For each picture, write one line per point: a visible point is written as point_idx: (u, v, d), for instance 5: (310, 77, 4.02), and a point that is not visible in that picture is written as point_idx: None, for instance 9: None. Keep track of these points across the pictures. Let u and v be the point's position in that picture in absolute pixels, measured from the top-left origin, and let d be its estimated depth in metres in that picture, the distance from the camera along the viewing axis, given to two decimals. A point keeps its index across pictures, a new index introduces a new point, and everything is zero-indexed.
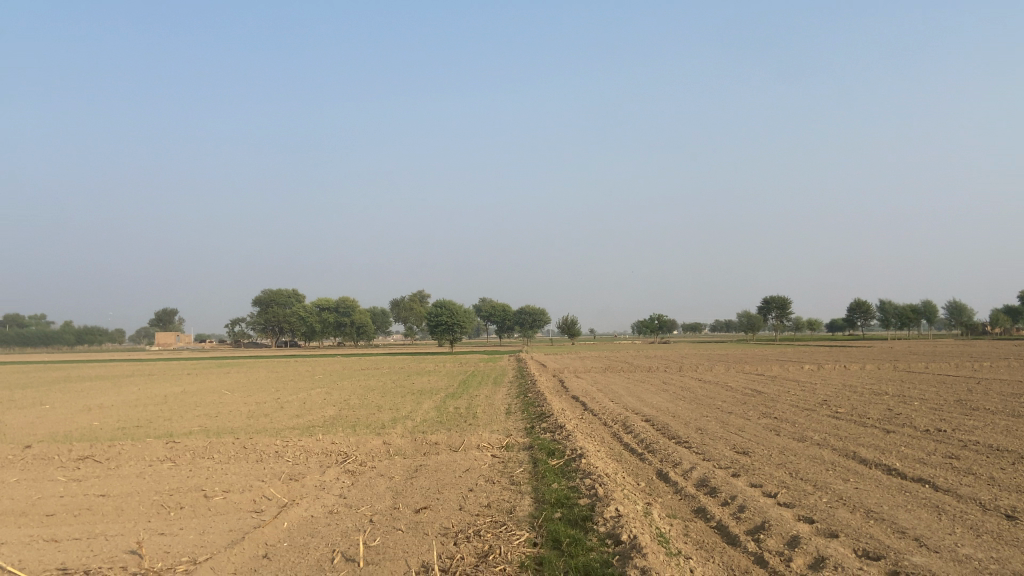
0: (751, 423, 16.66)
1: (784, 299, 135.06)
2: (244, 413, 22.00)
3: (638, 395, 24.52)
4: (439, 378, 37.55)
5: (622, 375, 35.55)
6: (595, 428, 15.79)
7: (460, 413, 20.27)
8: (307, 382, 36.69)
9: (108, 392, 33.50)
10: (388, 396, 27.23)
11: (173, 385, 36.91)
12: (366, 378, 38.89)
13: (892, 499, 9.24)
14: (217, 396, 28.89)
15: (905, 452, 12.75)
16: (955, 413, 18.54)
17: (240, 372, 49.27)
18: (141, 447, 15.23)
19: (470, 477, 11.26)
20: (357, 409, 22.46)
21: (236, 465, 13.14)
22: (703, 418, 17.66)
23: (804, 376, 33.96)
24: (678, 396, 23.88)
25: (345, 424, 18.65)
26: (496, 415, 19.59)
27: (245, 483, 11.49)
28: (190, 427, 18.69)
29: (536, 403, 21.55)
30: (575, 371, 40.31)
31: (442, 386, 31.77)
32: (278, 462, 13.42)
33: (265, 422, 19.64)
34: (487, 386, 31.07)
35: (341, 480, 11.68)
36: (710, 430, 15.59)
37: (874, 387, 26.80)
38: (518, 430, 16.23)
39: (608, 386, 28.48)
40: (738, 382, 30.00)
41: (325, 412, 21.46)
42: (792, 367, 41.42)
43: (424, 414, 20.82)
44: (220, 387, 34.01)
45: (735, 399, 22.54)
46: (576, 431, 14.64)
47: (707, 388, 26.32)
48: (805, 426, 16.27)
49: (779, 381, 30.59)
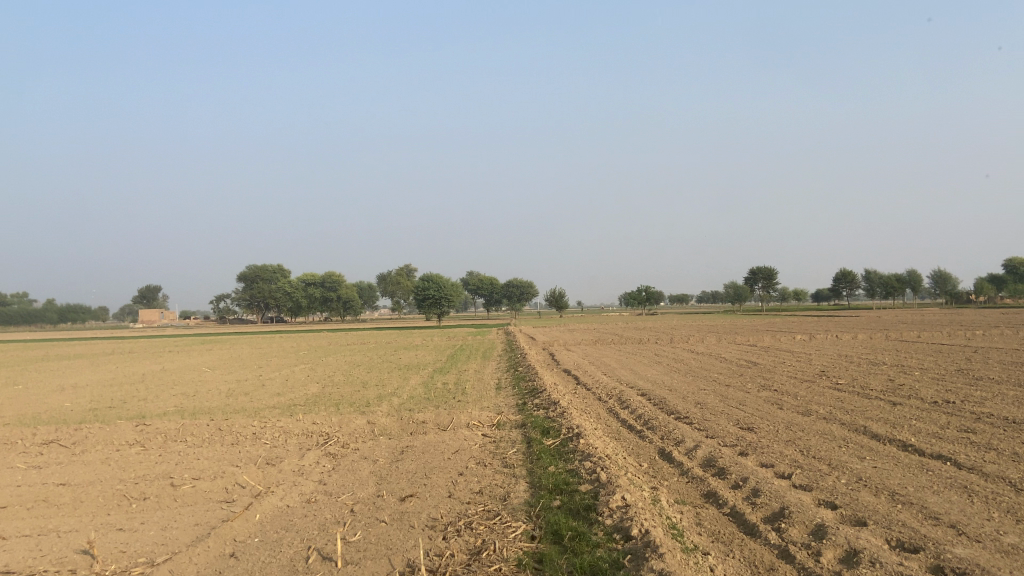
0: (752, 396, 16.01)
1: (771, 269, 135.02)
2: (224, 392, 21.17)
3: (631, 368, 23.89)
4: (426, 352, 36.82)
5: (614, 348, 34.85)
6: (590, 404, 15.06)
7: (448, 389, 19.54)
8: (291, 358, 35.80)
9: (85, 371, 32.51)
10: (374, 372, 26.46)
11: (153, 363, 35.88)
12: (352, 354, 38.12)
13: (916, 480, 8.57)
14: (198, 374, 28.03)
15: (917, 425, 12.12)
16: (959, 383, 17.98)
17: (223, 349, 48.28)
18: (110, 430, 14.39)
19: (459, 460, 10.49)
20: (342, 386, 21.68)
21: (210, 449, 12.31)
22: (701, 391, 16.99)
23: (797, 346, 33.45)
24: (673, 369, 23.28)
25: (328, 402, 17.87)
26: (485, 391, 18.87)
27: (218, 470, 10.67)
28: (164, 408, 17.85)
29: (527, 378, 20.84)
30: (565, 344, 39.70)
31: (430, 361, 31.02)
32: (255, 444, 12.62)
33: (244, 401, 18.81)
34: (477, 361, 30.37)
35: (320, 465, 10.88)
36: (710, 404, 14.90)
37: (871, 357, 26.29)
38: (509, 406, 15.50)
39: (599, 359, 27.84)
40: (731, 353, 29.44)
41: (308, 390, 20.67)
42: (784, 337, 40.98)
43: (411, 390, 20.05)
44: (201, 365, 33.07)
45: (731, 371, 21.93)
46: (571, 408, 13.91)
47: (701, 361, 25.70)
48: (808, 398, 15.64)
49: (773, 352, 30.09)
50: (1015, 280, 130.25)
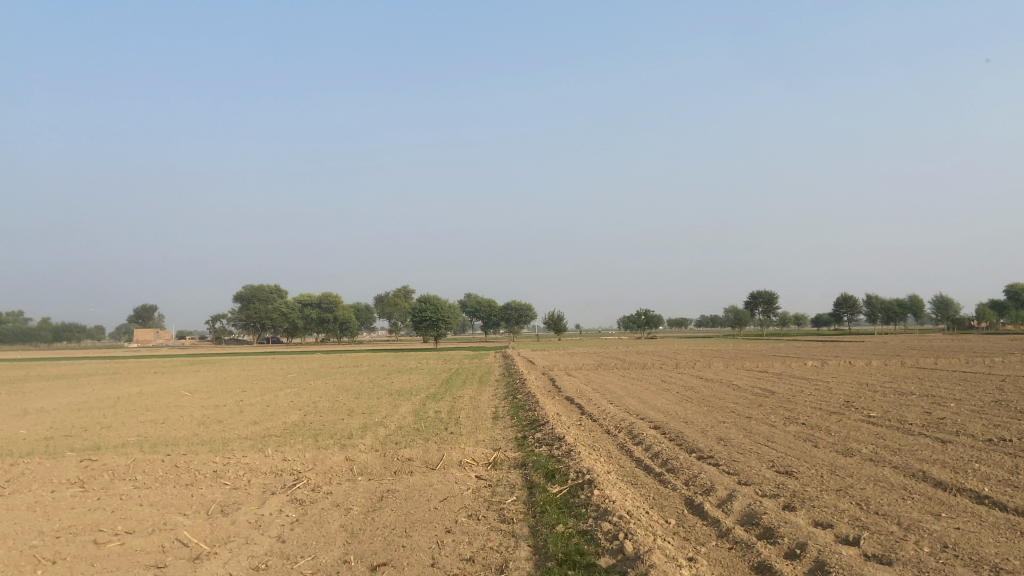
0: (779, 431, 14.33)
1: (772, 293, 133.50)
2: (196, 420, 19.36)
3: (639, 396, 22.13)
4: (420, 376, 35.03)
5: (617, 373, 32.99)
6: (598, 439, 13.34)
7: (440, 419, 17.78)
8: (278, 381, 34.00)
9: (58, 393, 30.60)
10: (363, 397, 24.66)
11: (131, 385, 33.89)
12: (343, 377, 36.32)
13: (1015, 547, 6.89)
14: (175, 398, 26.21)
15: (983, 470, 10.45)
16: (1005, 416, 16.28)
17: (209, 371, 46.10)
18: (54, 464, 12.59)
19: (448, 512, 8.76)
20: (325, 413, 19.89)
21: (158, 492, 10.53)
22: (721, 424, 15.30)
23: (811, 373, 31.69)
24: (684, 397, 21.59)
25: (306, 433, 16.09)
26: (481, 421, 17.13)
27: (159, 522, 8.91)
28: (124, 438, 16.05)
29: (526, 406, 19.11)
30: (566, 368, 37.93)
31: (423, 386, 29.19)
32: (214, 486, 10.86)
33: (215, 431, 16.99)
34: (472, 386, 28.58)
35: (282, 515, 9.10)
36: (735, 440, 13.22)
37: (894, 386, 24.65)
38: (507, 441, 13.79)
39: (603, 386, 26.05)
40: (744, 380, 27.70)
41: (287, 419, 18.87)
42: (793, 363, 39.21)
43: (400, 419, 18.30)
44: (182, 388, 31.21)
45: (748, 401, 20.14)
46: (579, 444, 12.22)
47: (713, 388, 23.96)
48: (844, 434, 13.96)
49: (786, 379, 28.35)
50: (1018, 307, 128.71)
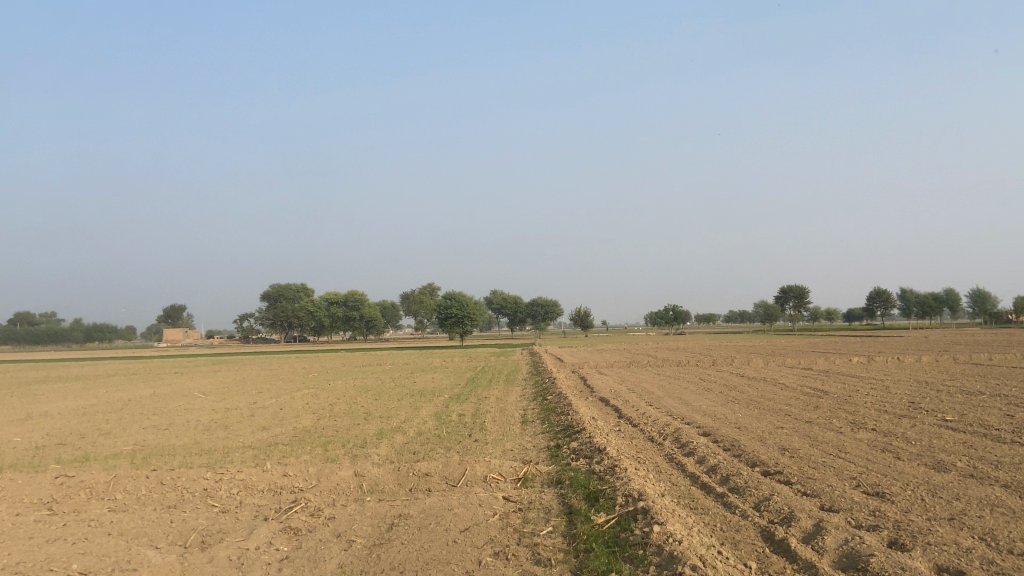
0: (849, 439, 12.55)
1: (803, 288, 130.34)
2: (202, 425, 18.01)
3: (680, 397, 20.39)
4: (444, 375, 33.51)
5: (652, 371, 31.15)
6: (643, 450, 11.65)
7: (463, 424, 16.21)
8: (297, 382, 32.75)
9: (71, 395, 29.60)
10: (383, 399, 23.17)
11: (146, 387, 32.82)
12: (365, 377, 34.95)
13: None
14: (186, 400, 24.93)
15: None
16: None
17: (231, 370, 45.01)
18: (27, 481, 11.20)
19: (470, 548, 7.15)
20: (340, 417, 18.47)
21: (134, 517, 9.05)
22: (779, 430, 13.54)
23: (860, 370, 29.64)
24: (729, 397, 19.83)
25: (317, 441, 14.62)
26: (508, 426, 15.53)
27: (122, 557, 7.41)
28: (117, 447, 14.71)
29: (557, 409, 17.48)
30: (596, 366, 36.14)
31: (446, 386, 27.70)
32: (201, 509, 9.37)
33: (218, 438, 15.59)
34: (497, 385, 27.02)
35: (271, 549, 7.56)
36: (801, 450, 11.50)
37: (956, 384, 22.60)
38: (538, 451, 12.17)
39: (638, 385, 24.29)
40: (790, 378, 25.85)
41: (298, 424, 17.42)
42: (837, 359, 37.01)
43: (420, 424, 16.79)
44: (197, 389, 30.03)
45: (803, 402, 18.30)
46: (623, 458, 10.56)
47: (759, 388, 22.09)
48: (927, 444, 12.11)
49: (835, 376, 26.44)
50: None
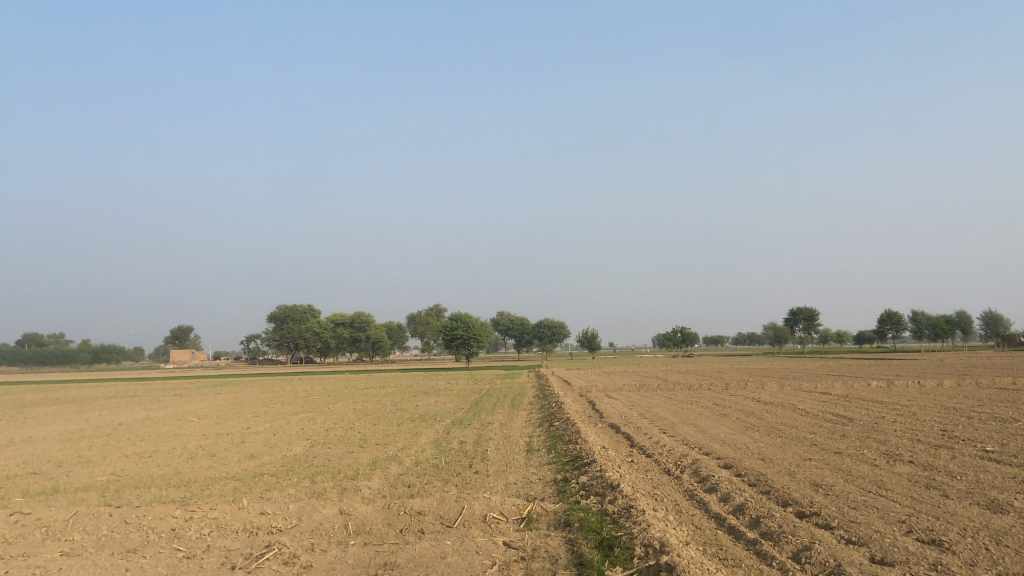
0: (887, 475, 11.39)
1: (813, 310, 128.65)
2: (187, 453, 16.95)
3: (694, 423, 19.19)
4: (448, 399, 32.40)
5: (663, 395, 29.96)
6: (661, 487, 10.53)
7: (464, 453, 15.08)
8: (295, 405, 31.65)
9: (61, 419, 28.56)
10: (381, 425, 22.04)
11: (140, 410, 31.76)
12: (366, 400, 33.83)
13: None
14: (177, 426, 23.85)
15: None
16: None
17: (230, 393, 43.84)
18: None
19: None
20: (334, 445, 17.39)
21: (86, 564, 7.98)
22: (809, 463, 12.36)
23: (881, 395, 28.34)
24: (747, 425, 18.65)
25: (305, 472, 13.52)
26: (512, 456, 14.39)
27: None
28: (90, 478, 13.64)
29: (565, 438, 16.34)
30: (605, 390, 34.97)
31: (448, 410, 26.52)
32: (163, 554, 8.29)
33: (200, 468, 14.52)
34: (502, 410, 25.83)
35: None
36: (837, 487, 10.37)
37: (988, 411, 21.33)
38: (545, 486, 11.06)
39: (649, 411, 23.07)
40: (810, 404, 24.58)
41: (289, 452, 16.34)
42: (855, 384, 35.62)
43: (418, 452, 15.68)
44: (191, 413, 28.94)
45: (828, 431, 17.13)
46: (640, 496, 9.44)
47: (778, 414, 20.91)
48: (976, 480, 10.93)
49: (857, 402, 25.16)
50: None
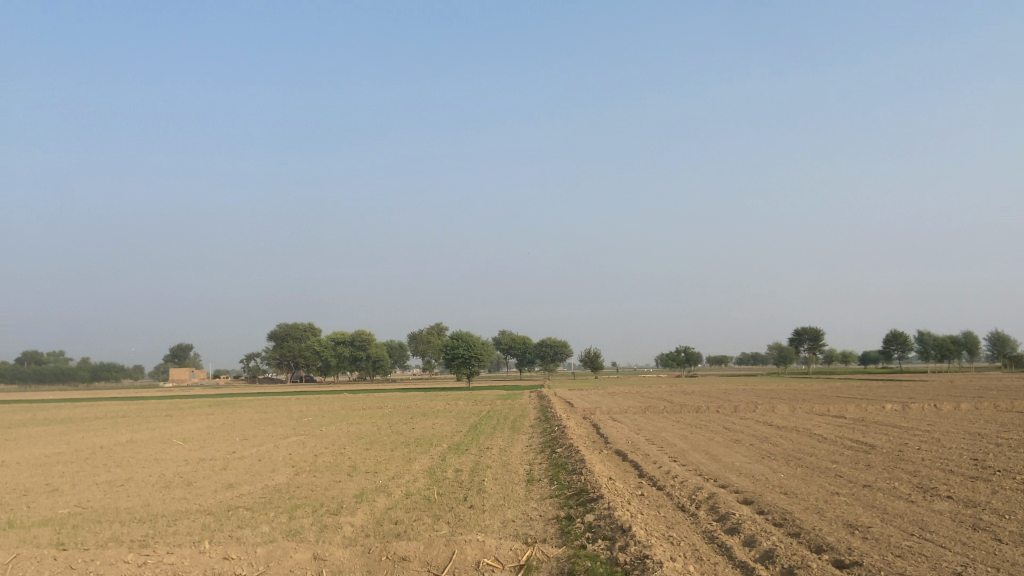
0: (928, 513, 10.22)
1: (817, 330, 127.07)
2: (164, 481, 15.81)
3: (705, 451, 18.00)
4: (446, 421, 31.20)
5: (670, 419, 28.73)
6: (678, 528, 9.39)
7: (459, 484, 13.93)
8: (289, 427, 30.45)
9: (44, 441, 27.39)
10: (375, 450, 20.88)
11: (126, 432, 30.55)
12: (362, 422, 32.63)
13: None
14: (161, 450, 22.64)
15: None
16: None
17: (224, 414, 42.58)
18: None
19: None
20: (321, 473, 16.26)
21: None
22: (838, 499, 11.19)
23: (898, 419, 27.09)
24: (763, 452, 17.46)
25: (286, 505, 12.39)
26: (510, 488, 13.22)
27: None
28: (51, 511, 12.53)
29: (568, 467, 15.18)
30: (609, 413, 33.70)
31: (446, 433, 25.35)
32: None
33: (173, 500, 13.38)
34: (502, 434, 24.64)
35: None
36: (875, 529, 9.21)
37: (1016, 438, 20.13)
38: (546, 526, 9.91)
39: (657, 435, 21.88)
40: (826, 429, 23.38)
41: (271, 481, 15.21)
42: (869, 407, 34.37)
43: (409, 482, 14.55)
44: (178, 436, 27.74)
45: (851, 460, 15.94)
46: (655, 541, 8.31)
47: (794, 441, 19.72)
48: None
49: (874, 427, 23.96)
50: None
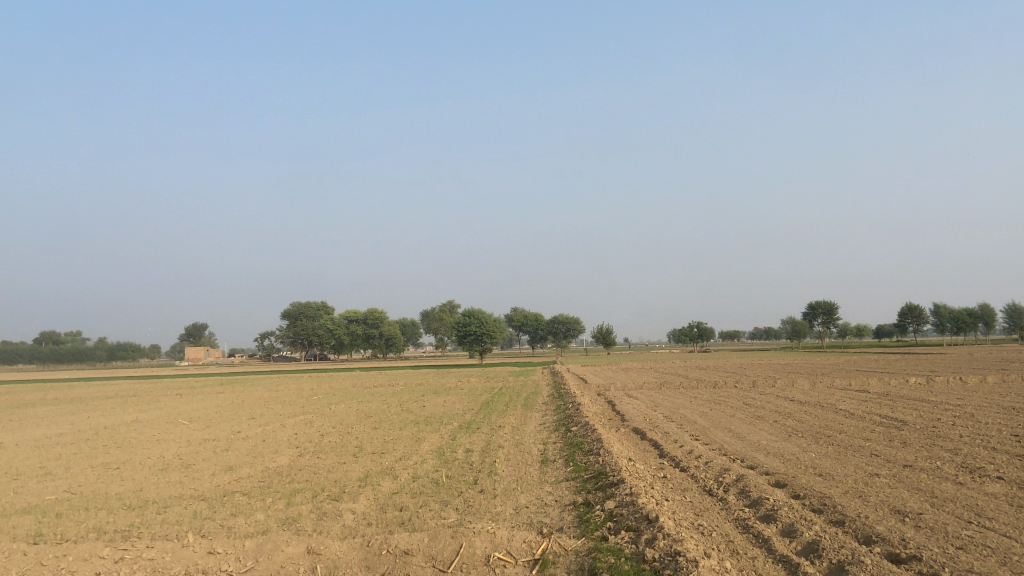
0: (983, 498, 9.27)
1: (832, 304, 125.59)
2: (162, 464, 15.10)
3: (728, 428, 17.11)
4: (457, 398, 30.51)
5: (687, 395, 27.87)
6: (709, 517, 8.52)
7: (469, 465, 13.12)
8: (297, 405, 29.80)
9: (48, 422, 26.82)
10: (383, 429, 20.14)
11: (133, 412, 29.99)
12: (371, 400, 31.97)
13: None
14: (164, 430, 21.97)
15: None
16: None
17: (234, 393, 42.03)
18: None
19: None
20: (325, 455, 15.52)
21: None
22: (879, 481, 10.27)
23: (923, 394, 26.13)
24: (789, 429, 16.56)
25: (286, 490, 11.64)
26: (522, 470, 12.38)
27: None
28: (38, 497, 11.86)
29: (584, 447, 14.32)
30: (624, 388, 32.91)
31: (457, 411, 24.59)
32: None
33: (168, 484, 12.67)
34: (513, 411, 23.84)
35: None
36: (927, 516, 8.29)
37: None
38: (563, 514, 9.07)
39: (675, 412, 21.05)
40: (851, 403, 22.47)
41: (273, 463, 14.48)
42: (891, 381, 33.43)
43: (416, 464, 13.77)
44: (184, 415, 27.14)
45: (884, 437, 14.98)
46: (685, 533, 7.44)
47: (820, 416, 18.81)
48: None
49: (901, 402, 23.02)
50: None
